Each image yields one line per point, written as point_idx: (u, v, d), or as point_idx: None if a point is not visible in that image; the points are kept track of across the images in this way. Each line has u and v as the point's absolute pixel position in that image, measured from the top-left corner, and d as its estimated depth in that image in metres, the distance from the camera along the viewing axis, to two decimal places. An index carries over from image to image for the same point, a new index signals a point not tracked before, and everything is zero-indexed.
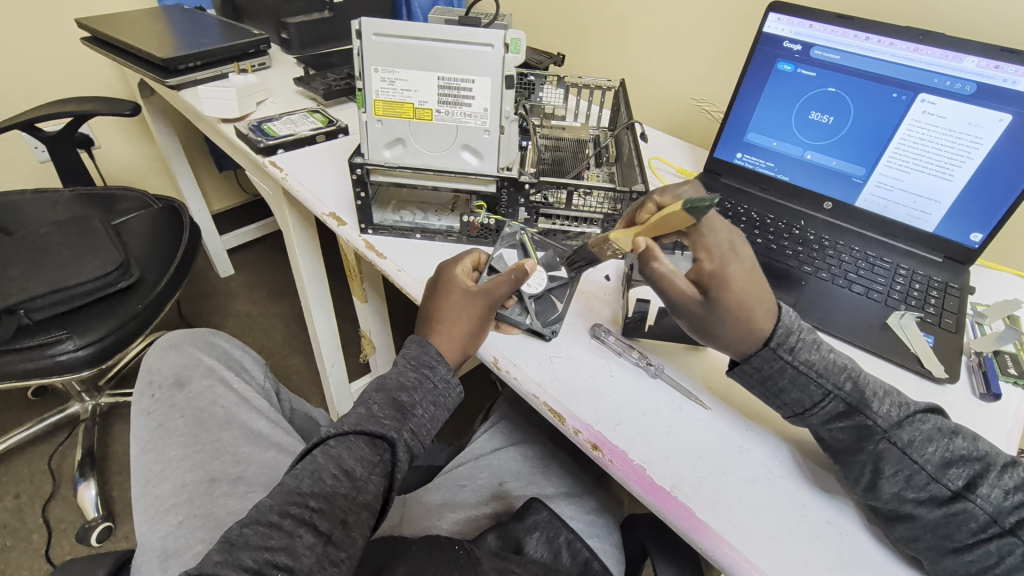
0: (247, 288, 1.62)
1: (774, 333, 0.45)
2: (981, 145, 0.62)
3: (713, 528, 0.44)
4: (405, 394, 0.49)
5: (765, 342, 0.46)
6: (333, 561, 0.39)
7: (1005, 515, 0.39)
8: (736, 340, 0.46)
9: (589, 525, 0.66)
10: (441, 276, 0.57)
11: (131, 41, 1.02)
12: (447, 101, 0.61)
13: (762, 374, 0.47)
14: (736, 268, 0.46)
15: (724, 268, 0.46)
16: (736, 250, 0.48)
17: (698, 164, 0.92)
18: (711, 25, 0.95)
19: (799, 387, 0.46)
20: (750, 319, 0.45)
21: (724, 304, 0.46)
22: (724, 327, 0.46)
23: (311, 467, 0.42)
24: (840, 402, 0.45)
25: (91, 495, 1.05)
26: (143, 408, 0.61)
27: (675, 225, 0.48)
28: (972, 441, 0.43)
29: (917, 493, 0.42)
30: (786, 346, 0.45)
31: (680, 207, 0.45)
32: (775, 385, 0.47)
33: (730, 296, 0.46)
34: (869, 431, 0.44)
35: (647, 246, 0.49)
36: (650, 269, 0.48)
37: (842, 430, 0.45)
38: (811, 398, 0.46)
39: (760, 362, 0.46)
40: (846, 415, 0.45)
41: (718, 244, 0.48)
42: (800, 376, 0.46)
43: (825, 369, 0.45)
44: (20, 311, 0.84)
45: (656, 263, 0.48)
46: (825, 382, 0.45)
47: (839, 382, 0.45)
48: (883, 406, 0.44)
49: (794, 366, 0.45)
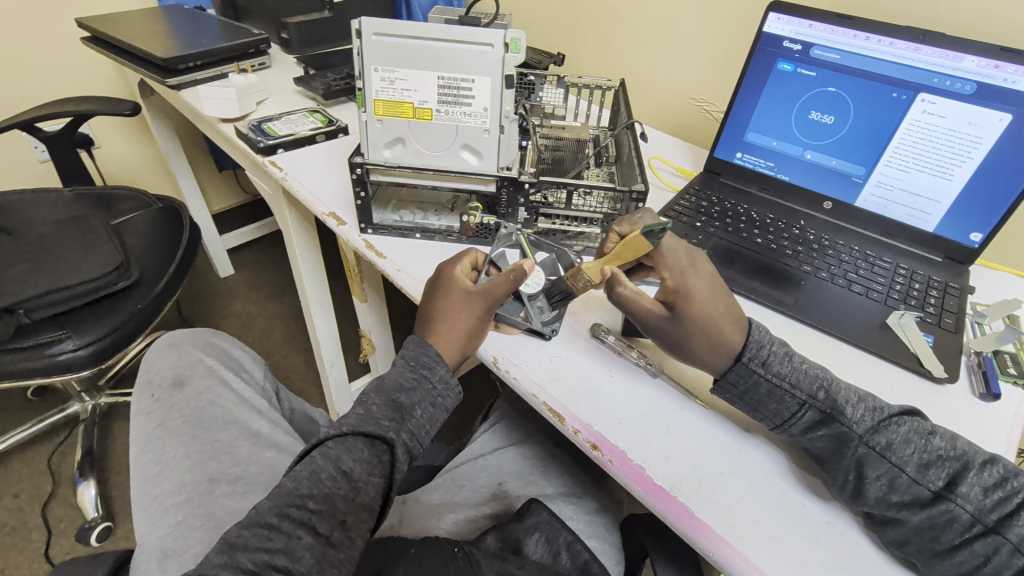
0: (247, 288, 1.62)
1: (745, 348, 0.47)
2: (980, 144, 0.62)
3: (711, 527, 0.44)
4: (405, 395, 0.49)
5: (737, 357, 0.47)
6: (332, 562, 0.39)
7: (986, 514, 0.39)
8: (710, 355, 0.48)
9: (589, 525, 0.66)
10: (441, 276, 0.57)
11: (132, 40, 1.02)
12: (446, 100, 0.61)
13: (739, 389, 0.48)
14: (697, 283, 0.49)
15: (686, 284, 0.49)
16: (696, 264, 0.50)
17: (698, 164, 0.92)
18: (711, 26, 0.95)
19: (775, 399, 0.47)
20: (719, 333, 0.47)
21: (691, 318, 0.48)
22: (695, 341, 0.48)
23: (310, 469, 0.42)
24: (816, 410, 0.45)
25: (91, 494, 1.05)
26: (142, 407, 0.61)
27: (634, 252, 0.51)
28: (949, 441, 0.43)
29: (900, 496, 0.42)
30: (757, 360, 0.47)
31: (638, 234, 0.48)
32: (753, 398, 0.48)
33: (695, 309, 0.48)
34: (847, 439, 0.44)
35: (612, 271, 0.51)
36: (617, 293, 0.50)
37: (821, 439, 0.45)
38: (788, 408, 0.46)
39: (736, 377, 0.47)
40: (823, 423, 0.45)
41: (678, 264, 0.50)
42: (775, 389, 0.46)
43: (797, 380, 0.46)
44: (20, 310, 0.84)
45: (622, 288, 0.50)
46: (799, 392, 0.46)
47: (812, 391, 0.46)
48: (857, 411, 0.44)
49: (768, 380, 0.46)
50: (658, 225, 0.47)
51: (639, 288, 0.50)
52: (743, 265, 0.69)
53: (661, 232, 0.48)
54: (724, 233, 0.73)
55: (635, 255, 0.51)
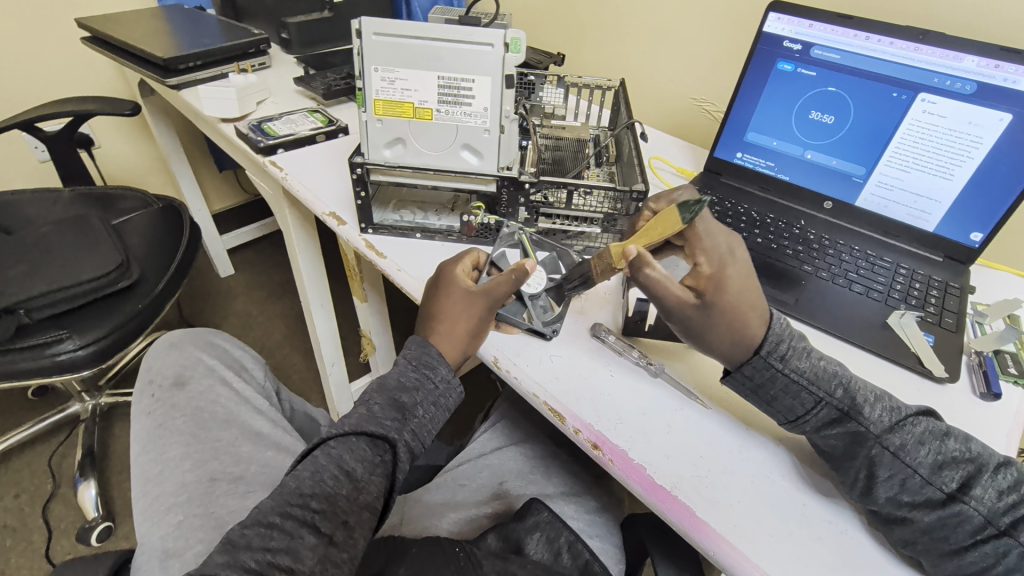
0: (247, 288, 1.63)
1: (766, 340, 0.46)
2: (981, 144, 0.62)
3: (712, 527, 0.44)
4: (407, 395, 0.49)
5: (758, 349, 0.46)
6: (335, 562, 0.39)
7: (998, 516, 0.39)
8: (729, 347, 0.47)
9: (590, 524, 0.66)
10: (442, 276, 0.57)
11: (131, 40, 1.02)
12: (446, 100, 0.61)
13: (754, 382, 0.47)
14: (733, 271, 0.47)
15: (722, 272, 0.47)
16: (735, 253, 0.49)
17: (698, 164, 0.92)
18: (712, 26, 0.95)
19: (791, 395, 0.46)
20: (745, 324, 0.46)
21: (721, 309, 0.46)
22: (719, 332, 0.47)
23: (313, 468, 0.42)
24: (833, 408, 0.45)
25: (91, 494, 1.05)
26: (143, 407, 0.61)
27: (665, 230, 0.49)
28: (963, 442, 0.43)
29: (912, 497, 0.42)
30: (777, 354, 0.46)
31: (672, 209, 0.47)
32: (768, 393, 0.47)
33: (728, 300, 0.46)
34: (862, 438, 0.44)
35: (638, 252, 0.49)
36: (643, 275, 0.49)
37: (836, 437, 0.45)
38: (804, 405, 0.46)
39: (752, 370, 0.47)
40: (839, 422, 0.45)
41: (716, 249, 0.48)
42: (792, 384, 0.46)
43: (816, 376, 0.46)
44: (20, 310, 0.84)
45: (648, 269, 0.48)
46: (817, 390, 0.45)
47: (830, 389, 0.45)
48: (875, 411, 0.44)
49: (786, 375, 0.46)
50: (693, 198, 0.45)
51: (666, 271, 0.49)
52: None
53: (697, 207, 0.45)
54: None
55: (665, 234, 0.49)
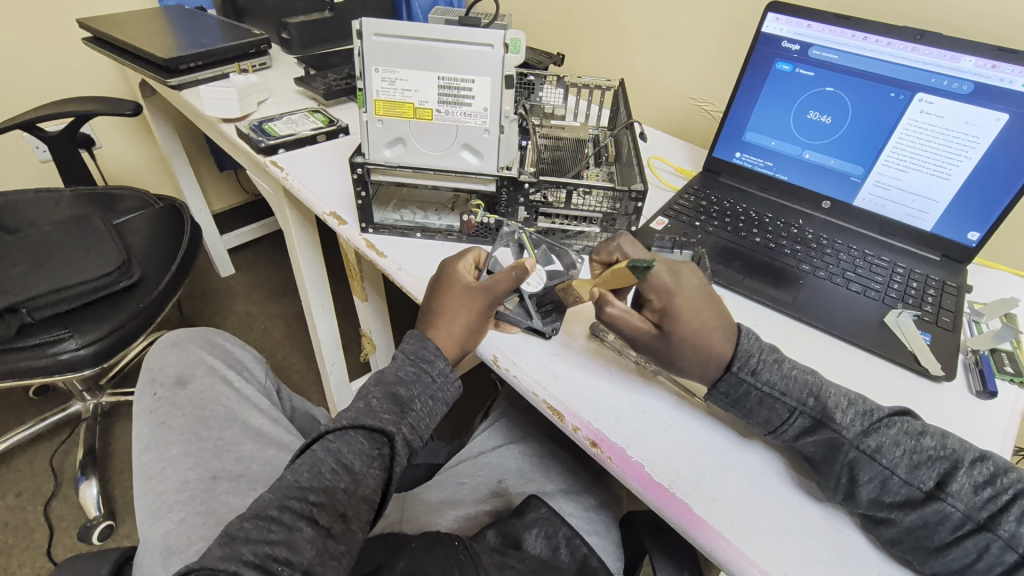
0: (247, 287, 1.63)
1: (734, 357, 0.47)
2: (977, 144, 0.62)
3: (710, 523, 0.45)
4: (404, 388, 0.49)
5: (727, 365, 0.47)
6: (332, 554, 0.40)
7: (977, 511, 0.40)
8: (698, 366, 0.48)
9: (589, 521, 0.66)
10: (443, 273, 0.58)
11: (133, 41, 1.03)
12: (447, 101, 0.62)
13: (730, 398, 0.48)
14: (683, 302, 0.47)
15: (671, 305, 0.47)
16: (679, 282, 0.48)
17: (697, 164, 0.93)
18: (711, 27, 0.95)
19: (766, 407, 0.47)
20: (708, 344, 0.47)
21: (680, 334, 0.47)
22: (684, 355, 0.48)
23: (311, 461, 0.43)
24: (807, 416, 0.46)
25: (93, 493, 1.06)
26: (145, 406, 0.61)
27: (624, 279, 0.49)
28: (940, 439, 0.44)
29: (893, 496, 0.42)
30: (747, 369, 0.47)
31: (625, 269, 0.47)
32: (744, 406, 0.48)
33: (683, 326, 0.47)
34: (837, 444, 0.44)
35: (599, 293, 0.51)
36: (605, 315, 0.50)
37: (813, 444, 0.46)
38: (779, 415, 0.47)
39: (726, 386, 0.48)
40: (813, 429, 0.46)
41: (661, 284, 0.48)
42: (765, 397, 0.47)
43: (787, 387, 0.47)
44: (23, 310, 0.84)
45: (609, 308, 0.50)
46: (789, 400, 0.46)
47: (802, 398, 0.46)
48: (847, 417, 0.45)
49: (757, 388, 0.47)
50: (642, 261, 0.47)
51: (626, 306, 0.50)
52: (742, 263, 0.70)
53: (646, 266, 0.47)
54: (724, 233, 0.73)
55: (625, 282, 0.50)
